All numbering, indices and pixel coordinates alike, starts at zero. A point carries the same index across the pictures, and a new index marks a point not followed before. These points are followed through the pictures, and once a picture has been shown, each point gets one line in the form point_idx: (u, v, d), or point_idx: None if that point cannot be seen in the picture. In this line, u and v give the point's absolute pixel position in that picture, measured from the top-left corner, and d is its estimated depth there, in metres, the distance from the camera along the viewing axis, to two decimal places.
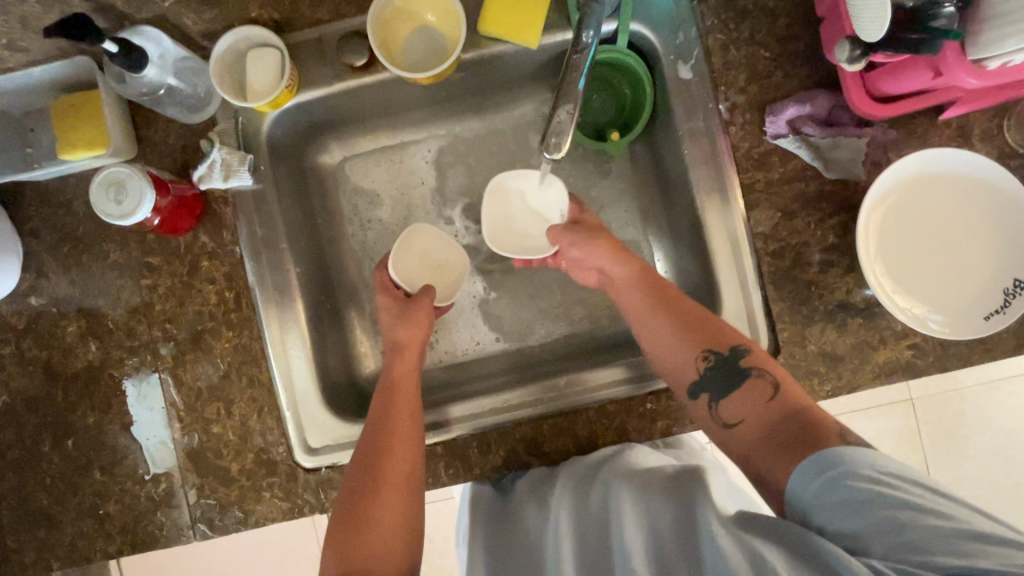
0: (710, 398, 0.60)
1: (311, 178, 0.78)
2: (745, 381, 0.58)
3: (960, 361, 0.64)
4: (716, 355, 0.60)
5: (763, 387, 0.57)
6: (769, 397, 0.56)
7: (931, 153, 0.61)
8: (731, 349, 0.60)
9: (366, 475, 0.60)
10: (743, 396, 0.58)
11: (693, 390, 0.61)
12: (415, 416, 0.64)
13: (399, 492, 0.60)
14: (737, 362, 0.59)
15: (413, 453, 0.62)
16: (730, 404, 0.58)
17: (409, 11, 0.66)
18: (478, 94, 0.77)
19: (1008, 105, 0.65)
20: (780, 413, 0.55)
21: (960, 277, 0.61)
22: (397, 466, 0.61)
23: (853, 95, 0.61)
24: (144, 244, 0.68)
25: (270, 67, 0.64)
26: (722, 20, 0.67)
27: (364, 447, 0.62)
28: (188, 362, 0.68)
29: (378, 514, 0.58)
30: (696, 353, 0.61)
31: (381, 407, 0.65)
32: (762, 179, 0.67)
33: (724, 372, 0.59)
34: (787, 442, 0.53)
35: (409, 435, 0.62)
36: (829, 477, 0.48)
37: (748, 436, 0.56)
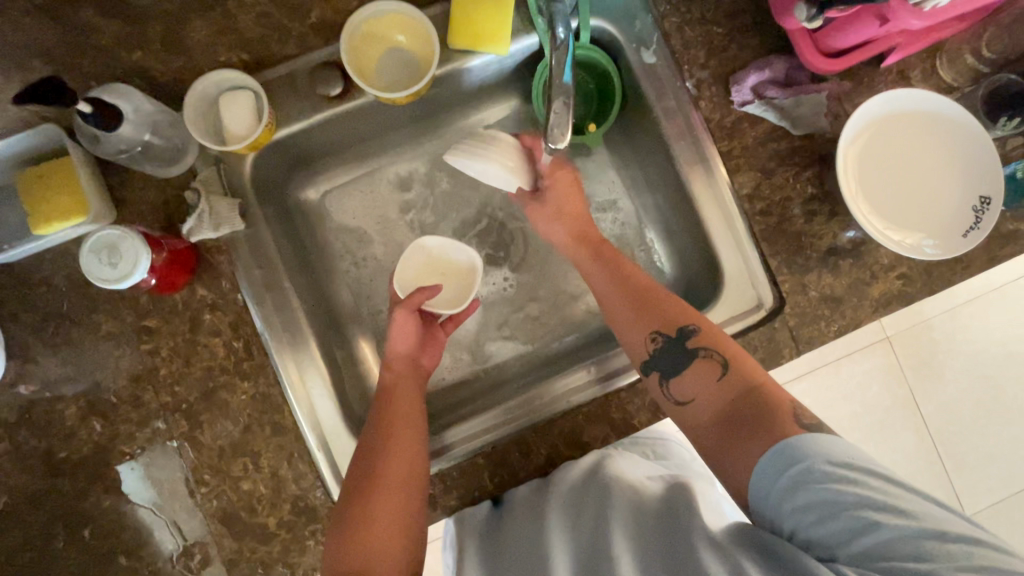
0: (660, 376, 0.62)
1: (296, 217, 0.77)
2: (695, 361, 0.60)
3: (945, 281, 0.70)
4: (664, 336, 0.62)
5: (713, 367, 0.59)
6: (721, 376, 0.58)
7: (894, 93, 0.67)
8: (679, 331, 0.62)
9: (359, 507, 0.58)
10: (696, 376, 0.60)
11: (647, 370, 0.62)
12: (420, 446, 0.62)
13: (396, 529, 0.57)
14: (685, 342, 0.61)
15: (413, 482, 0.60)
16: (682, 381, 0.60)
17: (377, 34, 0.67)
18: (449, 108, 0.78)
19: (937, 47, 0.71)
20: (732, 391, 0.57)
21: (931, 204, 0.66)
22: (390, 498, 0.58)
23: (807, 53, 0.66)
24: (138, 307, 0.65)
25: (245, 107, 0.63)
26: (674, 4, 0.71)
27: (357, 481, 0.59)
28: (204, 421, 0.65)
29: (373, 522, 0.57)
30: (645, 335, 0.63)
31: (377, 432, 0.62)
32: (738, 145, 0.71)
33: (671, 351, 0.62)
34: (740, 422, 0.55)
35: (407, 439, 0.62)
36: (796, 475, 0.49)
37: (699, 413, 0.59)
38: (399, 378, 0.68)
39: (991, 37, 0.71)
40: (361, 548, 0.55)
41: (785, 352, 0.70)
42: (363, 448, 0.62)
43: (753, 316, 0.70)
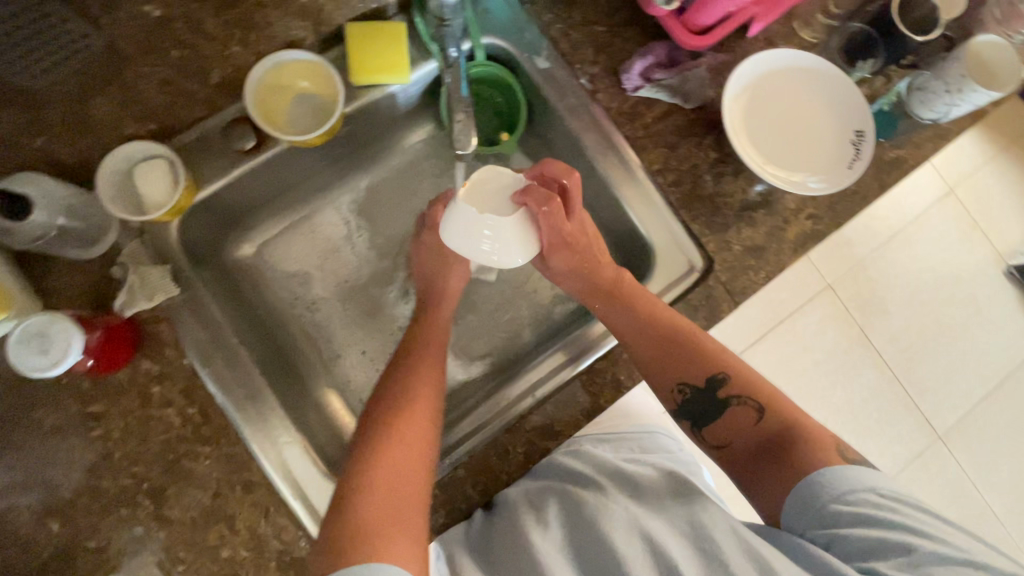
0: (693, 425, 0.67)
1: (235, 274, 0.77)
2: (729, 410, 0.64)
3: (848, 213, 0.76)
4: (690, 388, 0.66)
5: (748, 414, 0.63)
6: (757, 421, 0.63)
7: (760, 58, 0.74)
8: (708, 382, 0.65)
9: (382, 428, 0.58)
10: (731, 421, 0.64)
11: (681, 417, 0.67)
12: (438, 381, 0.65)
13: (420, 447, 0.58)
14: (716, 392, 0.65)
15: (438, 410, 0.62)
16: (716, 428, 0.65)
17: (282, 84, 0.68)
18: (367, 144, 0.81)
19: (791, 12, 0.80)
20: (768, 433, 0.62)
21: (816, 146, 0.73)
22: (418, 421, 0.59)
23: (678, 34, 0.73)
24: (81, 394, 0.63)
25: (162, 175, 0.64)
26: (555, 12, 0.77)
27: (378, 421, 0.59)
28: (171, 495, 0.63)
29: (398, 438, 0.57)
30: (672, 387, 0.66)
31: (406, 369, 0.64)
32: (640, 127, 0.76)
33: (702, 399, 0.66)
34: (766, 464, 0.61)
35: (431, 374, 0.65)
36: (829, 499, 0.55)
37: (738, 453, 0.64)
38: (436, 300, 0.73)
39: None
40: (383, 465, 0.55)
41: (725, 306, 0.74)
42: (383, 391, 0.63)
43: (688, 279, 0.75)
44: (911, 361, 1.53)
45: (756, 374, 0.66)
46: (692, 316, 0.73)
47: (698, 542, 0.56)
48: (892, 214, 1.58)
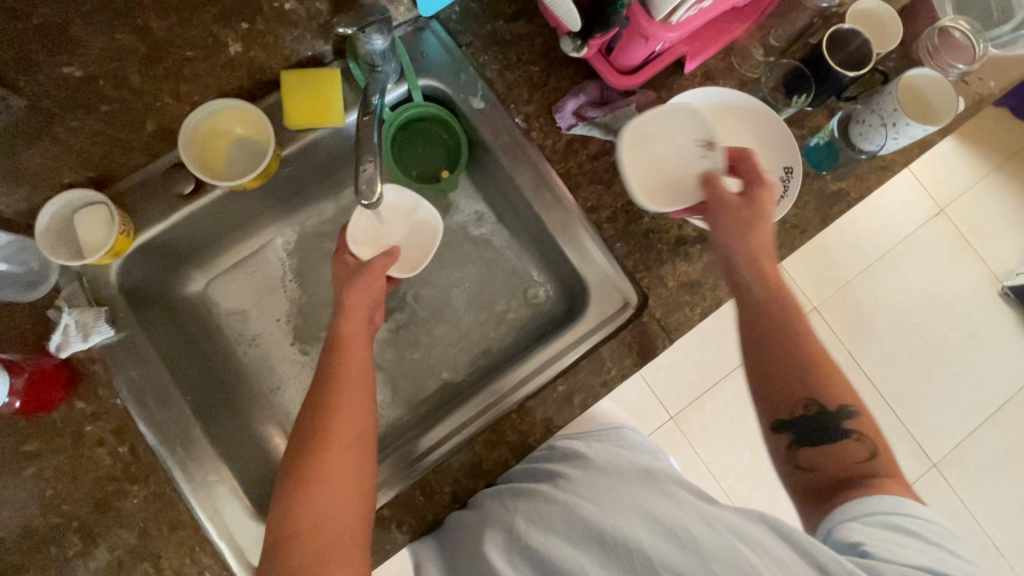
0: (794, 441, 0.61)
1: (182, 310, 0.79)
2: (841, 442, 0.59)
3: (786, 246, 0.76)
4: (818, 405, 0.60)
5: (858, 450, 0.58)
6: (863, 458, 0.57)
7: (682, 99, 0.74)
8: (840, 407, 0.60)
9: (300, 476, 0.55)
10: (833, 453, 0.59)
11: (791, 429, 0.61)
12: (365, 405, 0.60)
13: (349, 491, 0.55)
14: (839, 422, 0.59)
15: (364, 440, 0.58)
16: (812, 452, 0.60)
17: (220, 130, 0.71)
18: (313, 182, 0.83)
19: (729, 47, 0.80)
20: (850, 475, 0.57)
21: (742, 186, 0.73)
22: (347, 461, 0.56)
23: (607, 75, 0.73)
24: (14, 433, 0.64)
25: (99, 220, 0.66)
26: (491, 54, 0.78)
27: (297, 461, 0.56)
28: (100, 533, 0.64)
29: (321, 477, 0.55)
30: (798, 398, 0.61)
31: (323, 402, 0.59)
32: (575, 164, 0.77)
33: (826, 421, 0.60)
34: (823, 498, 0.57)
35: (355, 395, 0.60)
36: (874, 510, 0.51)
37: (815, 479, 0.59)
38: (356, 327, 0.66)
39: (773, 31, 0.81)
40: (309, 509, 0.53)
41: (659, 342, 0.73)
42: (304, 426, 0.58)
43: (623, 315, 0.75)
44: (900, 385, 1.50)
45: (845, 379, 0.62)
46: (626, 352, 0.73)
47: (663, 524, 0.52)
48: (877, 236, 1.57)
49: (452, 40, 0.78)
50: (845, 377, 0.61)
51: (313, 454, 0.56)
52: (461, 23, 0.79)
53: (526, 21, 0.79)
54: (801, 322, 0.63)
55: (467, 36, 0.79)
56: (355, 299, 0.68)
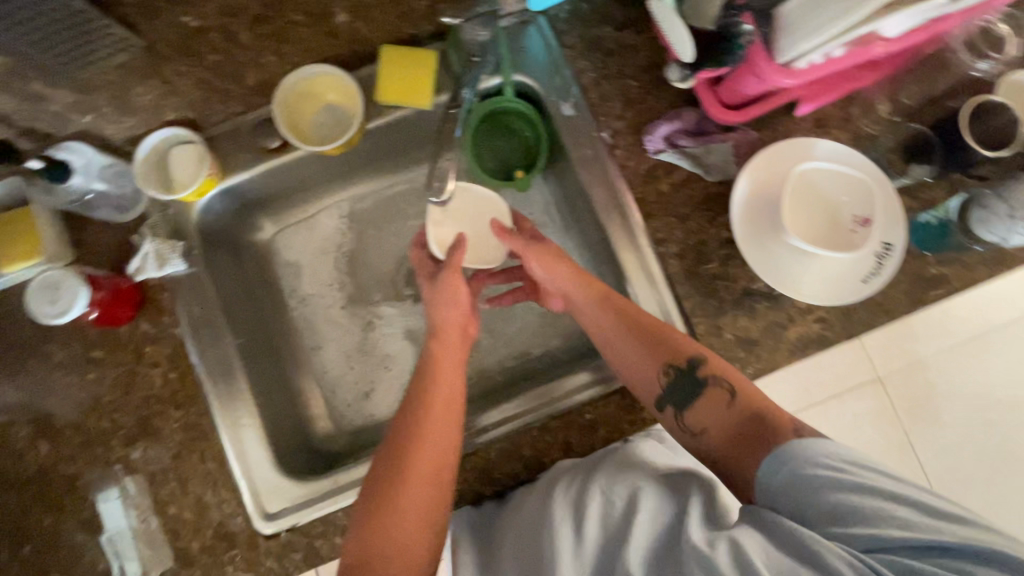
0: (676, 410, 0.62)
1: (247, 255, 0.83)
2: (703, 390, 0.61)
3: (862, 325, 0.70)
4: (678, 368, 0.63)
5: (722, 396, 0.60)
6: (729, 403, 0.59)
7: (779, 146, 0.66)
8: (694, 365, 0.62)
9: (382, 506, 0.59)
10: (711, 405, 0.60)
11: (661, 402, 0.63)
12: (450, 444, 0.62)
13: (418, 522, 0.58)
14: (695, 373, 0.62)
15: (440, 476, 0.60)
16: (697, 411, 0.61)
17: (312, 93, 0.73)
18: (390, 155, 0.83)
19: (851, 96, 0.73)
20: (744, 413, 0.58)
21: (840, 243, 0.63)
22: (419, 494, 0.59)
23: (709, 106, 0.69)
24: (86, 340, 0.71)
25: (191, 159, 0.70)
26: (591, 60, 0.75)
27: (381, 492, 0.59)
28: (140, 447, 0.70)
29: (400, 508, 0.58)
30: (665, 366, 0.63)
31: (407, 439, 0.61)
32: (653, 191, 0.73)
33: (686, 384, 0.62)
34: (754, 436, 0.56)
35: (443, 430, 0.62)
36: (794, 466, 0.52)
37: (711, 442, 0.59)
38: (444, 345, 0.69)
39: (907, 88, 0.73)
40: (387, 537, 0.57)
41: None
42: (389, 454, 0.61)
43: None
44: None
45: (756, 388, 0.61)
46: None
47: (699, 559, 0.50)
48: None
49: (555, 38, 0.76)
50: (751, 386, 0.60)
51: (389, 486, 0.59)
52: (568, 22, 0.76)
53: (635, 32, 0.75)
54: (675, 341, 0.64)
55: (571, 38, 0.76)
56: (445, 315, 0.71)
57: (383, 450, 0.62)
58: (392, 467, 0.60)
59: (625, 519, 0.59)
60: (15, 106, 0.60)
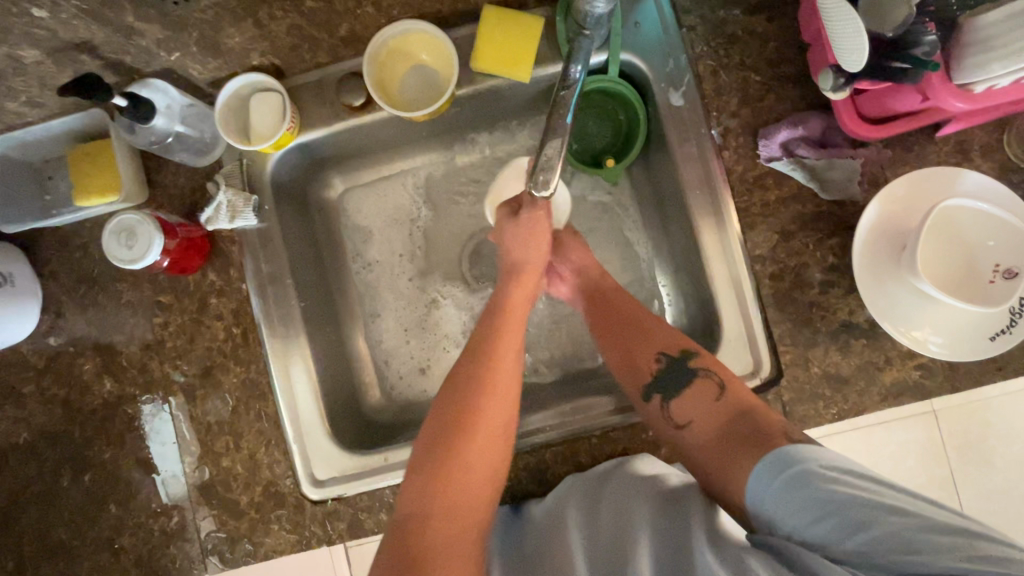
0: (662, 400, 0.63)
1: (314, 213, 0.79)
2: (693, 384, 0.62)
3: (971, 380, 0.62)
4: (668, 358, 0.64)
5: (710, 389, 0.61)
6: (717, 399, 0.60)
7: (920, 177, 0.61)
8: (680, 352, 0.63)
9: (444, 466, 0.56)
10: (693, 396, 0.61)
11: (649, 393, 0.64)
12: (511, 411, 0.60)
13: (482, 483, 0.57)
14: (686, 365, 0.63)
15: (501, 441, 0.59)
16: (681, 406, 0.61)
17: (404, 51, 0.68)
18: (476, 124, 0.78)
19: (1007, 120, 0.64)
20: (730, 411, 0.59)
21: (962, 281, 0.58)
22: (484, 455, 0.57)
23: (844, 117, 0.61)
24: (155, 283, 0.70)
25: (270, 109, 0.66)
26: (711, 46, 0.67)
27: (438, 452, 0.57)
28: (199, 397, 0.70)
29: (463, 472, 0.56)
30: (650, 355, 0.64)
31: (473, 395, 0.59)
32: (758, 201, 0.66)
33: (675, 373, 0.63)
34: (740, 438, 0.56)
35: (504, 396, 0.60)
36: (786, 480, 0.51)
37: (699, 437, 0.60)
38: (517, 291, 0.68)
39: None
40: (441, 498, 0.55)
41: None
42: (452, 406, 0.59)
43: (747, 383, 0.66)
44: None
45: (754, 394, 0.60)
46: None
47: None
48: None
49: (673, 16, 0.68)
50: (742, 385, 0.60)
51: (451, 444, 0.57)
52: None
53: (767, 19, 0.67)
54: (652, 336, 0.65)
55: (692, 18, 0.68)
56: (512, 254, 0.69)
57: (441, 402, 0.61)
58: (453, 419, 0.58)
59: (625, 532, 0.56)
60: (103, 38, 0.57)
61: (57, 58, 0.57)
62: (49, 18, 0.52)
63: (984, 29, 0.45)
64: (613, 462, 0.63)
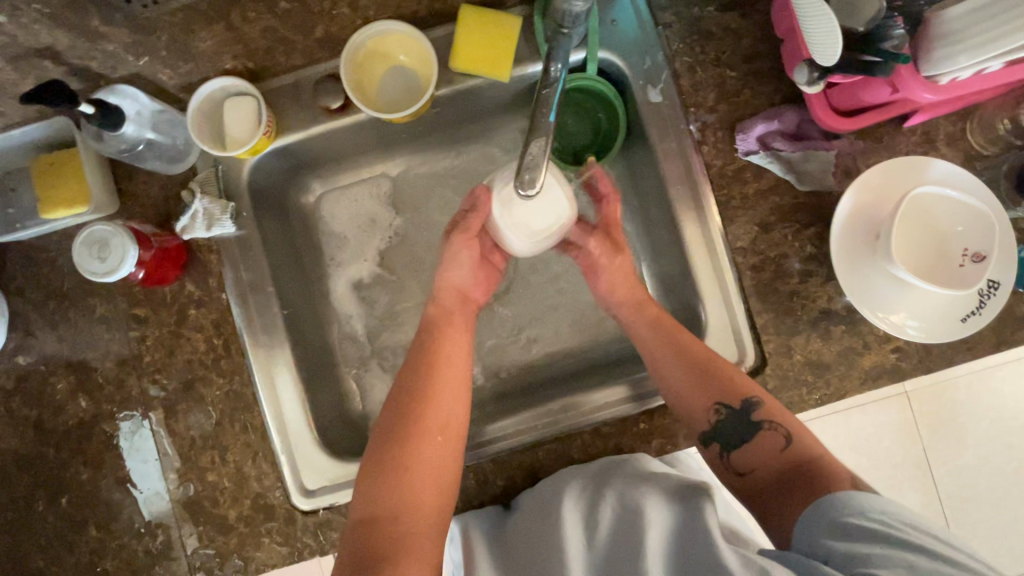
0: (721, 448, 0.61)
1: (294, 219, 0.78)
2: (757, 434, 0.59)
3: (945, 361, 0.64)
4: (727, 409, 0.61)
5: (774, 440, 0.58)
6: (782, 449, 0.58)
7: (891, 165, 0.63)
8: (742, 403, 0.60)
9: (394, 461, 0.57)
10: (755, 448, 0.59)
11: (708, 440, 0.61)
12: (461, 398, 0.62)
13: (430, 481, 0.57)
14: (749, 417, 0.60)
15: (452, 434, 0.60)
16: (743, 455, 0.60)
17: (382, 51, 0.67)
18: (455, 124, 0.77)
19: (969, 109, 0.66)
20: (794, 464, 0.57)
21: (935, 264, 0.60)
22: (430, 452, 0.58)
23: (817, 109, 0.63)
24: (130, 296, 0.68)
25: (247, 114, 0.65)
26: (688, 43, 0.68)
27: (392, 444, 0.58)
28: (181, 411, 0.68)
29: (416, 464, 0.57)
30: (708, 405, 0.61)
31: (413, 397, 0.61)
32: (738, 194, 0.68)
33: (733, 425, 0.60)
34: (796, 488, 0.55)
35: (454, 385, 0.62)
36: (837, 514, 0.49)
37: (760, 488, 0.58)
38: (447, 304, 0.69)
39: None
40: (395, 491, 0.56)
41: None
42: (394, 411, 0.61)
43: None
44: None
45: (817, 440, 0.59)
46: None
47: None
48: None
49: (649, 14, 0.69)
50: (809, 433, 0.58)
51: (399, 444, 0.58)
52: None
53: (740, 15, 0.68)
54: (709, 387, 0.61)
55: (668, 16, 0.69)
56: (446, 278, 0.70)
57: (393, 403, 0.61)
58: (404, 415, 0.60)
59: (630, 523, 0.55)
60: (67, 43, 0.55)
61: (17, 64, 0.55)
62: (7, 22, 0.50)
63: (950, 23, 0.47)
64: (614, 457, 0.64)
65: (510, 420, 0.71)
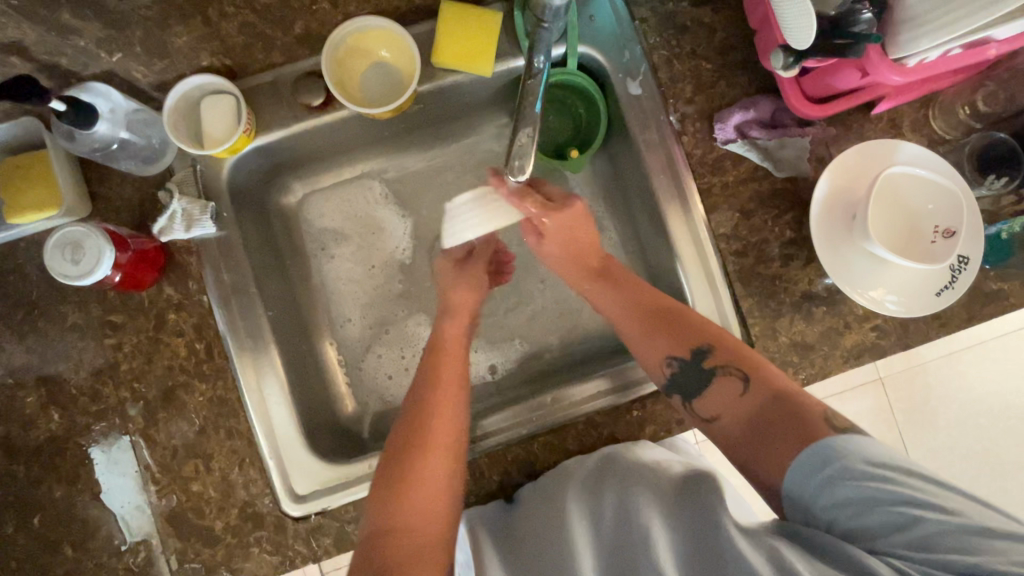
0: (684, 399, 0.61)
1: (274, 219, 0.77)
2: (714, 381, 0.59)
3: (921, 338, 0.67)
4: (680, 360, 0.61)
5: (733, 384, 0.58)
6: (741, 393, 0.58)
7: (866, 147, 0.66)
8: (695, 351, 0.61)
9: (398, 480, 0.57)
10: (716, 393, 0.59)
11: (670, 392, 0.62)
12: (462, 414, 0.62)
13: (436, 491, 0.57)
14: (701, 363, 0.60)
15: (458, 447, 0.60)
16: (708, 401, 0.60)
17: (362, 48, 0.67)
18: (438, 123, 0.78)
19: (931, 96, 0.69)
20: (757, 403, 0.56)
21: (913, 241, 0.63)
22: (434, 466, 0.58)
23: (791, 97, 0.65)
24: (105, 302, 0.66)
25: (223, 112, 0.63)
26: (664, 37, 0.70)
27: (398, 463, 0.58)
28: (161, 420, 0.65)
29: (423, 479, 0.57)
30: (659, 360, 0.62)
31: (417, 412, 0.61)
32: (718, 182, 0.69)
33: (691, 375, 0.61)
34: (770, 428, 0.54)
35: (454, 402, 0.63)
36: (829, 475, 0.49)
37: (730, 430, 0.58)
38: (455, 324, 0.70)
39: (986, 92, 0.69)
40: (402, 507, 0.55)
41: None
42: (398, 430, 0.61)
43: None
44: None
45: (781, 374, 0.58)
46: None
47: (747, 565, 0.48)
48: None
49: (626, 10, 0.70)
50: (766, 371, 0.57)
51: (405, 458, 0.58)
52: None
53: (713, 10, 0.70)
54: (660, 339, 0.63)
55: (644, 11, 0.70)
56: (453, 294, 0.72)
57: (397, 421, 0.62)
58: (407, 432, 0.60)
59: (633, 515, 0.55)
60: (36, 38, 0.54)
61: None
62: None
63: (912, 7, 0.50)
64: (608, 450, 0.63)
65: (501, 416, 0.70)
